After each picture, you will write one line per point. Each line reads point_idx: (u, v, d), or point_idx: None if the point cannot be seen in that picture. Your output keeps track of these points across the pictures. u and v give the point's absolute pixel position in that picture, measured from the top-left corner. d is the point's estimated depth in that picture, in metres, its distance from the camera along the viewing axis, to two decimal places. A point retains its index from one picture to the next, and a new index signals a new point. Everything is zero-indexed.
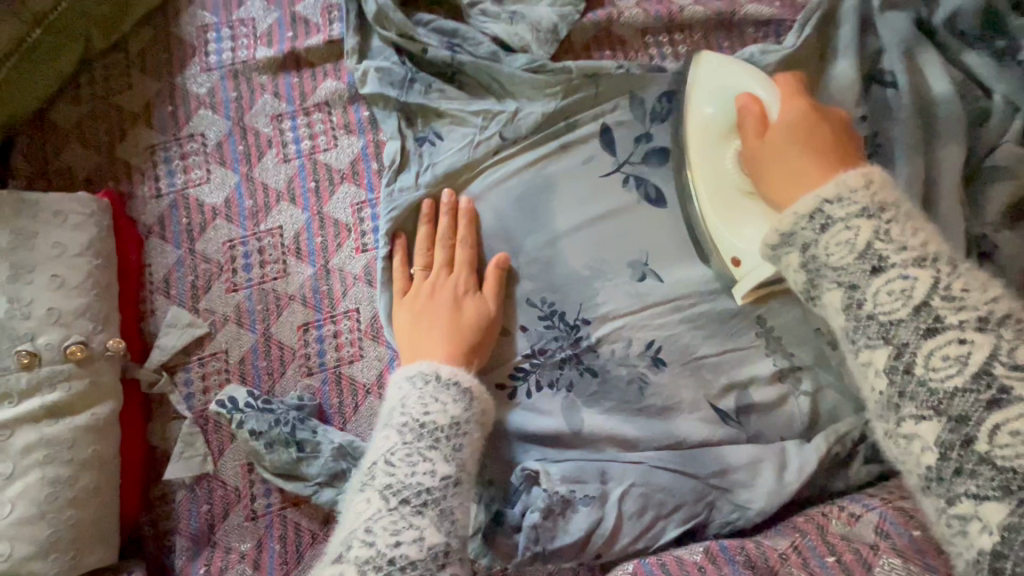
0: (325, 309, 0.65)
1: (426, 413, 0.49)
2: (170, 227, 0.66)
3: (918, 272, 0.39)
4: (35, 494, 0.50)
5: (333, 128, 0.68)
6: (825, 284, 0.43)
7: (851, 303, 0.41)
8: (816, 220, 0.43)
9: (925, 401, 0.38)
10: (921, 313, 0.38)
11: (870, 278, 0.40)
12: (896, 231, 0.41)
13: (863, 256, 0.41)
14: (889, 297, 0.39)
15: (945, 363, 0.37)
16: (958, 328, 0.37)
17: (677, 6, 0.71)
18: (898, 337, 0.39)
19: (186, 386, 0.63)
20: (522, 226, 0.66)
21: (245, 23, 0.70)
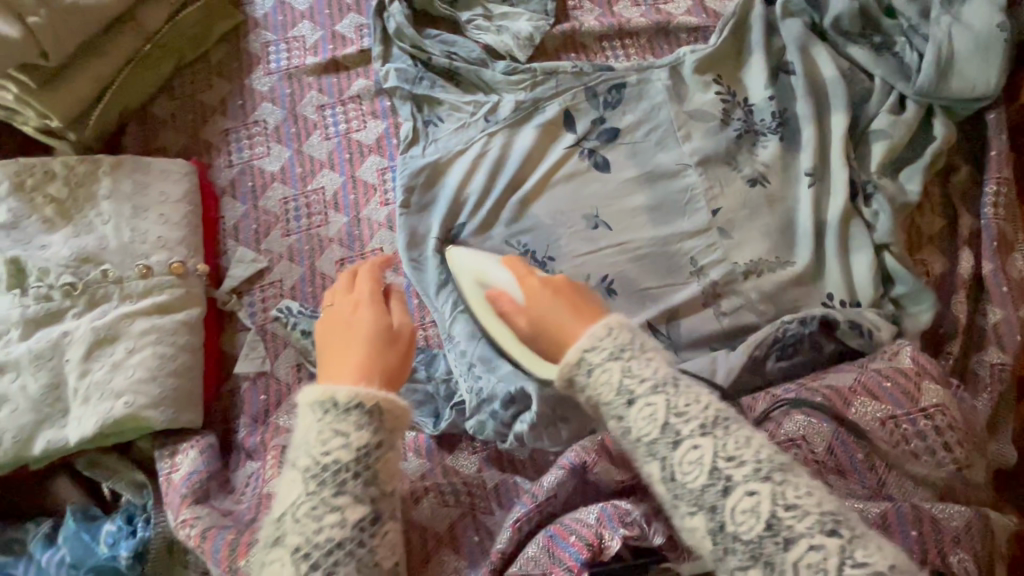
0: (357, 248, 0.84)
1: (326, 452, 0.51)
2: (239, 189, 0.86)
3: (657, 396, 0.52)
4: (149, 363, 0.68)
5: (364, 114, 0.89)
6: (609, 415, 0.54)
7: (625, 429, 0.53)
8: (582, 366, 0.56)
9: (690, 499, 0.49)
10: (666, 430, 0.51)
11: (626, 408, 0.53)
12: (637, 366, 0.54)
13: (620, 392, 0.53)
14: (642, 419, 0.52)
15: (690, 468, 0.49)
16: (692, 438, 0.50)
17: (625, 19, 0.92)
18: (659, 453, 0.51)
19: (250, 306, 0.81)
20: (504, 187, 0.85)
21: (297, 39, 0.92)
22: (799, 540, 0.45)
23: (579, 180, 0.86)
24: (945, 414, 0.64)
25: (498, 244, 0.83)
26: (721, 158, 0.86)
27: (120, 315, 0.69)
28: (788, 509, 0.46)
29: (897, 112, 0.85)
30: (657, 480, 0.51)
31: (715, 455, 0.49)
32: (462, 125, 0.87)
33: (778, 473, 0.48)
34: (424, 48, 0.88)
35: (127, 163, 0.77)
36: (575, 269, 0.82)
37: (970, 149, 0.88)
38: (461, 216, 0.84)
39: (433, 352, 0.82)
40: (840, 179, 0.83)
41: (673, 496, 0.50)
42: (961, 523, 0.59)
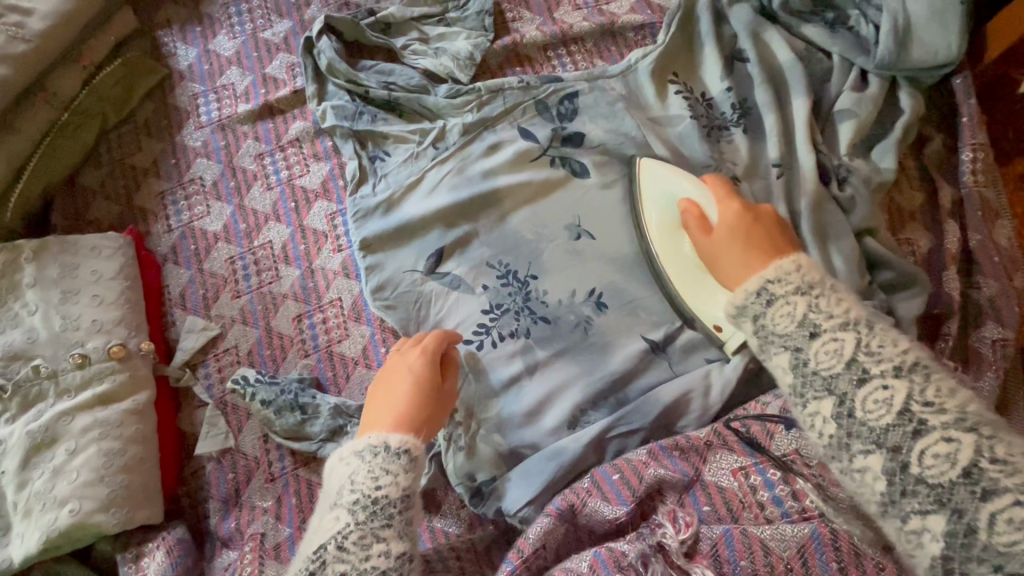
0: (314, 302, 0.79)
1: (375, 487, 0.50)
2: (182, 253, 0.81)
3: (846, 333, 0.48)
4: (95, 462, 0.63)
5: (305, 158, 0.84)
6: (772, 349, 0.51)
7: (798, 361, 0.49)
8: (762, 296, 0.51)
9: (868, 437, 0.45)
10: (853, 366, 0.47)
11: (807, 340, 0.49)
12: (825, 304, 0.49)
13: (801, 324, 0.49)
14: (827, 355, 0.48)
15: (878, 407, 0.45)
16: (881, 376, 0.46)
17: (568, 26, 0.88)
18: (839, 388, 0.47)
19: (206, 379, 0.76)
20: (476, 209, 0.80)
21: (226, 87, 0.87)
22: (1001, 492, 0.41)
23: (549, 194, 0.81)
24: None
25: (470, 269, 0.79)
26: (688, 157, 0.82)
27: (57, 414, 0.64)
28: (993, 461, 0.42)
29: (860, 89, 0.81)
30: (825, 419, 0.48)
31: (908, 397, 0.45)
32: (410, 154, 0.82)
33: (982, 425, 0.43)
34: (360, 81, 0.83)
35: (51, 246, 0.72)
36: (559, 284, 0.79)
37: (942, 116, 0.84)
38: (428, 246, 0.79)
39: None
40: (810, 166, 0.78)
41: (845, 436, 0.47)
42: None
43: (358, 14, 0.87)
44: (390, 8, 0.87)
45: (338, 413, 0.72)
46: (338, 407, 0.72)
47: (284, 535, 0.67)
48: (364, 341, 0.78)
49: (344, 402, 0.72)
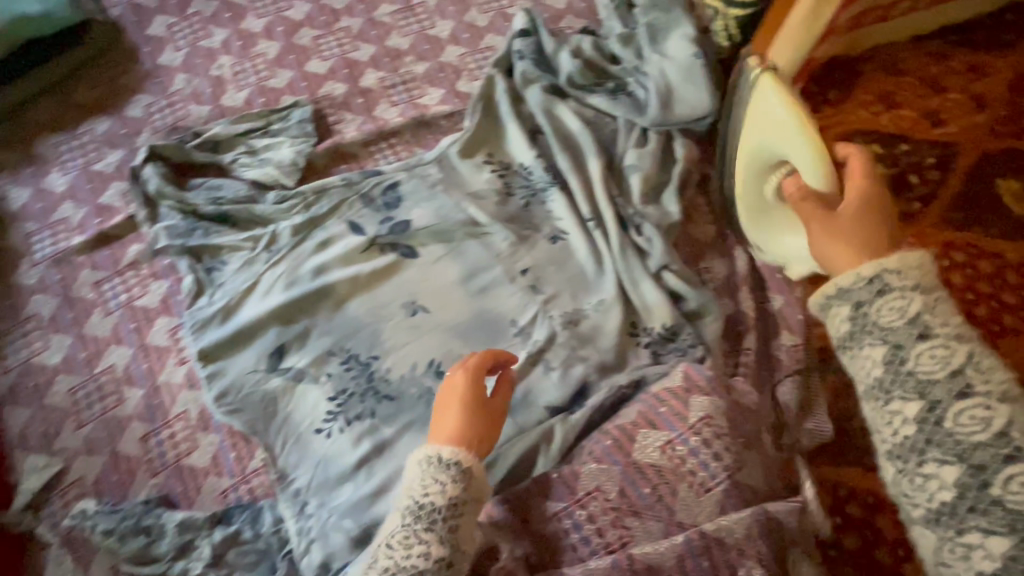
0: (160, 418, 0.80)
1: (424, 495, 0.58)
2: (21, 392, 0.81)
3: (960, 345, 0.42)
4: None
5: (144, 278, 0.87)
6: (864, 341, 0.46)
7: (894, 359, 0.44)
8: (874, 284, 0.45)
9: (949, 449, 0.41)
10: (957, 378, 0.41)
11: (912, 341, 0.43)
12: (938, 308, 0.44)
13: (911, 322, 0.43)
14: (929, 361, 0.42)
15: (972, 423, 0.40)
16: (987, 395, 0.41)
17: (385, 122, 0.97)
18: (932, 394, 0.42)
19: (51, 517, 0.75)
20: (312, 303, 0.84)
21: (61, 222, 0.90)
22: None
23: (384, 276, 0.87)
24: (712, 424, 0.64)
25: (312, 360, 0.82)
26: (505, 224, 0.89)
27: None
28: None
29: (641, 145, 0.93)
30: (904, 421, 0.43)
31: (1009, 420, 0.40)
32: (244, 262, 0.86)
33: None
34: (191, 201, 0.88)
35: None
36: (400, 362, 0.82)
37: (719, 156, 0.96)
38: (269, 346, 0.82)
39: (257, 506, 0.76)
40: (610, 218, 0.88)
41: (922, 443, 0.42)
42: (743, 534, 0.60)
43: (186, 139, 0.93)
44: (215, 129, 0.94)
45: (184, 528, 0.73)
46: (185, 522, 0.73)
47: None
48: (213, 449, 0.79)
49: (190, 515, 0.74)
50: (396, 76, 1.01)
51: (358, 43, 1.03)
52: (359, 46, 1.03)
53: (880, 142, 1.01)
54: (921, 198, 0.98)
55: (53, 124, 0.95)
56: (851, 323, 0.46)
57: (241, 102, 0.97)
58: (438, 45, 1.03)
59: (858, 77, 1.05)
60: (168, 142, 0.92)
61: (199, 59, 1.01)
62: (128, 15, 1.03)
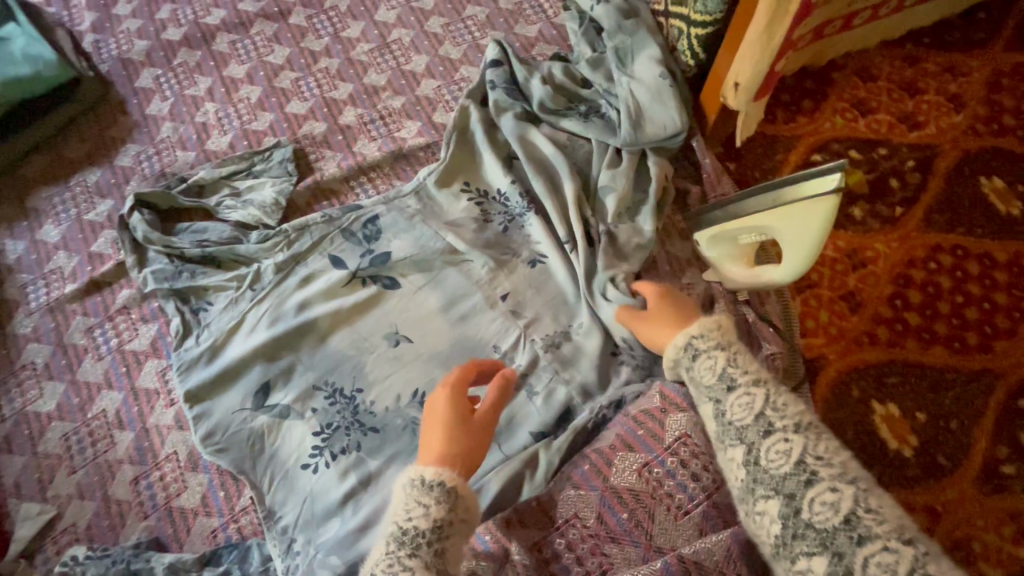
0: (150, 460, 0.82)
1: (408, 519, 0.54)
2: (16, 440, 0.83)
3: (797, 437, 0.51)
4: None
5: (134, 322, 0.89)
6: (728, 442, 0.55)
7: (750, 458, 0.52)
8: (689, 350, 0.61)
9: (814, 541, 0.46)
10: (801, 467, 0.49)
11: (761, 437, 0.53)
12: (780, 402, 0.54)
13: (757, 419, 0.54)
14: (776, 454, 0.51)
15: (823, 509, 0.47)
16: (829, 480, 0.48)
17: (363, 157, 0.99)
18: (785, 488, 0.49)
19: (45, 564, 0.76)
20: (296, 338, 0.86)
21: (54, 271, 0.93)
22: None
23: (366, 308, 0.88)
24: (689, 444, 0.65)
25: (297, 396, 0.83)
26: (484, 251, 0.90)
27: None
28: None
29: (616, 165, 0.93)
30: (771, 518, 0.49)
31: (854, 501, 0.46)
32: (229, 302, 0.88)
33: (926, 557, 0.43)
34: (175, 245, 0.91)
35: None
36: (384, 393, 0.83)
37: (694, 171, 0.97)
38: (254, 384, 0.84)
39: (246, 545, 0.77)
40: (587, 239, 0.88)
41: (794, 535, 0.48)
42: (723, 556, 0.58)
43: (172, 185, 0.96)
44: (200, 174, 0.96)
45: (172, 571, 0.73)
46: (173, 565, 0.73)
47: None
48: (202, 489, 0.80)
49: (178, 557, 0.74)
50: (374, 111, 1.03)
51: (336, 82, 1.06)
52: (337, 85, 1.06)
53: (857, 148, 1.01)
54: (903, 202, 0.97)
55: (45, 176, 0.99)
56: (715, 424, 0.57)
57: (225, 147, 1.01)
58: (414, 79, 1.06)
59: (831, 85, 1.05)
60: (154, 190, 0.95)
61: (184, 108, 1.04)
62: (117, 69, 1.07)
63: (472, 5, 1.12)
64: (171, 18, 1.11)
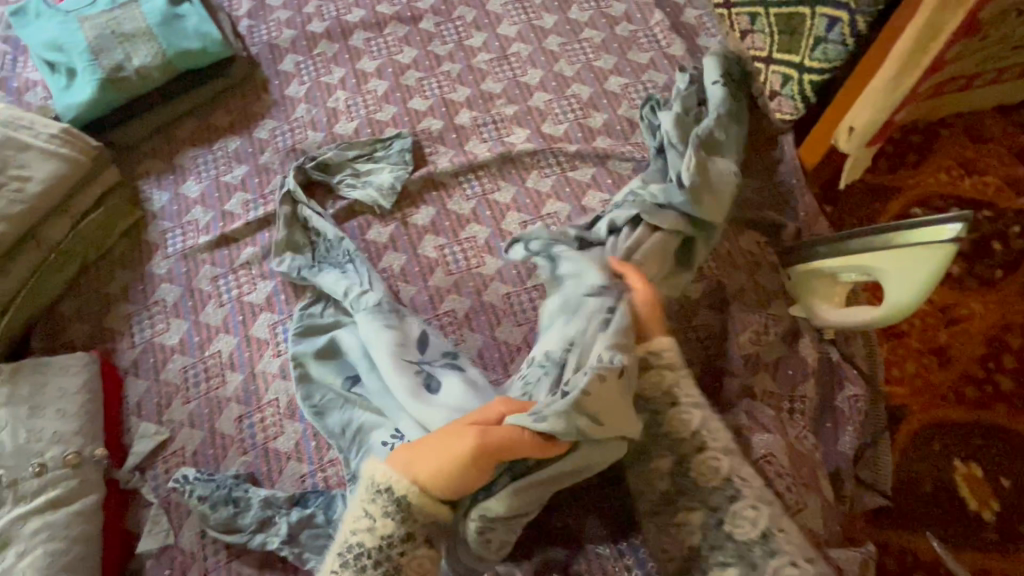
0: (255, 402, 0.90)
1: (356, 533, 0.64)
2: (142, 366, 0.93)
3: (726, 458, 0.69)
4: (40, 563, 0.70)
5: (253, 277, 0.99)
6: (661, 453, 0.71)
7: (682, 469, 0.70)
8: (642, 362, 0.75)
9: (730, 551, 0.65)
10: (728, 485, 0.67)
11: (728, 503, 0.66)
12: (717, 431, 0.71)
13: (696, 439, 0.70)
14: (708, 468, 0.69)
15: (743, 523, 0.65)
16: (752, 500, 0.66)
17: (474, 156, 1.07)
18: (713, 503, 0.67)
19: (154, 479, 0.85)
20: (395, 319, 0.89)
21: (191, 223, 1.04)
22: None
23: None
24: (772, 462, 0.76)
25: (390, 378, 0.85)
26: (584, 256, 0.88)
27: (13, 519, 0.72)
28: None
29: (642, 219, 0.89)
30: (693, 529, 0.67)
31: (767, 517, 0.65)
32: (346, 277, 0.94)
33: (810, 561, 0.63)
34: (303, 217, 1.01)
35: (25, 367, 0.83)
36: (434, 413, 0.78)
37: (789, 209, 1.00)
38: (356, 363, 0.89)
39: (331, 494, 0.82)
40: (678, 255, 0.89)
41: (716, 540, 0.66)
42: None
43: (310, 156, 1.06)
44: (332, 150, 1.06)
45: (266, 504, 0.80)
46: (268, 499, 0.80)
47: None
48: (297, 436, 0.87)
49: (273, 493, 0.81)
50: (487, 116, 1.11)
51: (456, 86, 1.15)
52: (456, 88, 1.14)
53: (961, 206, 1.01)
54: (1003, 265, 0.96)
55: (193, 139, 1.11)
56: (678, 482, 0.70)
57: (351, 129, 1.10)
58: (527, 90, 1.13)
59: (937, 141, 1.06)
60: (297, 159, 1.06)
61: (318, 93, 1.15)
62: (265, 52, 1.19)
63: (589, 28, 1.19)
64: (316, 12, 1.23)
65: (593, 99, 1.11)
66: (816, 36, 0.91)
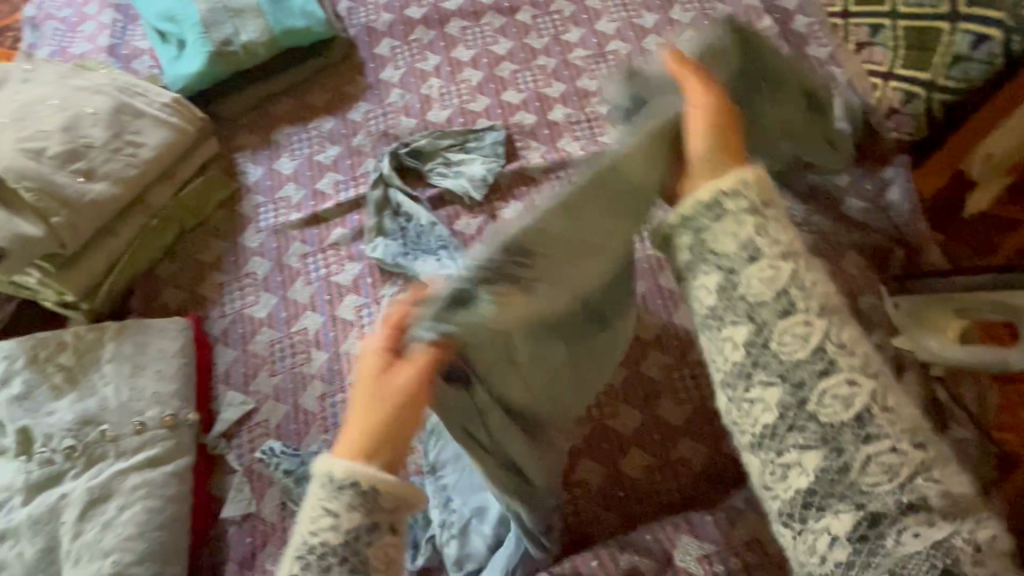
0: (338, 382, 0.91)
1: (315, 533, 0.47)
2: (232, 336, 0.95)
3: (864, 383, 0.48)
4: (138, 518, 0.73)
5: (342, 258, 1.00)
6: (764, 373, 0.50)
7: (797, 398, 0.49)
8: (714, 211, 0.54)
9: (848, 501, 0.46)
10: (860, 418, 0.47)
11: (862, 443, 0.47)
12: (838, 333, 0.50)
13: (813, 353, 0.49)
14: (833, 398, 0.48)
15: (879, 471, 0.46)
16: (892, 440, 0.46)
17: (567, 154, 1.05)
18: (835, 439, 0.47)
19: (239, 447, 0.87)
20: None
21: (284, 199, 1.05)
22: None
23: None
24: None
25: None
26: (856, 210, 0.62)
27: (114, 472, 0.75)
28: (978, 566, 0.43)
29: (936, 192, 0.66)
30: (804, 471, 0.48)
31: (916, 465, 0.45)
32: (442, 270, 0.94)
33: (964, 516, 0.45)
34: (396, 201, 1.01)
35: (129, 327, 0.86)
36: None
37: (896, 234, 0.95)
38: None
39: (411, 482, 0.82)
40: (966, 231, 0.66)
41: (829, 482, 0.47)
42: None
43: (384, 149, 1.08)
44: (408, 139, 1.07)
45: None
46: None
47: None
48: None
49: None
50: (581, 114, 1.09)
51: (550, 80, 1.13)
52: (551, 83, 1.13)
53: None
54: None
55: (289, 116, 1.12)
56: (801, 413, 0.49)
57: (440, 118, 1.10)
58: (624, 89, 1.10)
59: None
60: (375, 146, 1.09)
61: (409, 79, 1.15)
62: (362, 35, 1.20)
63: (692, 30, 1.15)
64: None
65: None
66: (955, 54, 0.87)
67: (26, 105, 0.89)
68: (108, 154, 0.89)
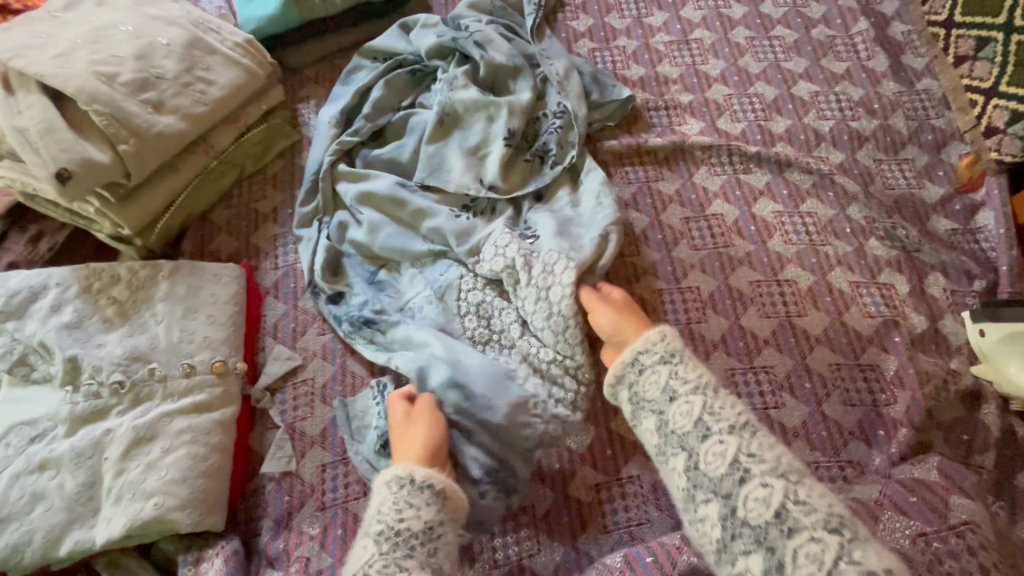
0: None
1: (399, 519, 0.60)
2: (283, 289, 0.91)
3: (730, 438, 0.61)
4: (182, 463, 0.70)
5: None
6: (670, 451, 0.65)
7: (690, 465, 0.63)
8: (634, 364, 0.69)
9: (748, 538, 0.57)
10: (734, 466, 0.60)
11: (737, 487, 0.59)
12: (717, 406, 0.64)
13: (697, 425, 0.63)
14: (713, 455, 0.61)
15: (755, 504, 0.58)
16: (760, 477, 0.59)
17: (644, 140, 1.00)
18: (722, 489, 0.60)
19: (282, 403, 0.83)
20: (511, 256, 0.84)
21: None
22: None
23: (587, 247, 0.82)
24: (976, 531, 0.66)
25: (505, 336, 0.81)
26: None
27: (161, 414, 0.72)
28: (852, 564, 0.52)
29: None
30: (713, 522, 0.60)
31: (737, 449, 0.61)
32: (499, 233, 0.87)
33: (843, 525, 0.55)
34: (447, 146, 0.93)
35: (184, 268, 0.83)
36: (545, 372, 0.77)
37: (985, 258, 0.90)
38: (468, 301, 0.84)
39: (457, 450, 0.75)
40: None
41: (732, 533, 0.58)
42: None
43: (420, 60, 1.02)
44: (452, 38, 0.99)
45: None
46: None
47: (327, 564, 0.71)
48: None
49: None
50: (660, 100, 1.04)
51: (630, 63, 1.08)
52: (631, 66, 1.08)
53: None
54: None
55: None
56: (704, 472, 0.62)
57: (494, 36, 1.00)
58: (707, 81, 1.06)
59: None
60: (405, 54, 1.03)
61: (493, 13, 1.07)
62: None
63: (782, 26, 1.10)
64: None
65: (778, 102, 1.03)
66: None
67: (100, 28, 0.86)
68: (178, 88, 0.86)
